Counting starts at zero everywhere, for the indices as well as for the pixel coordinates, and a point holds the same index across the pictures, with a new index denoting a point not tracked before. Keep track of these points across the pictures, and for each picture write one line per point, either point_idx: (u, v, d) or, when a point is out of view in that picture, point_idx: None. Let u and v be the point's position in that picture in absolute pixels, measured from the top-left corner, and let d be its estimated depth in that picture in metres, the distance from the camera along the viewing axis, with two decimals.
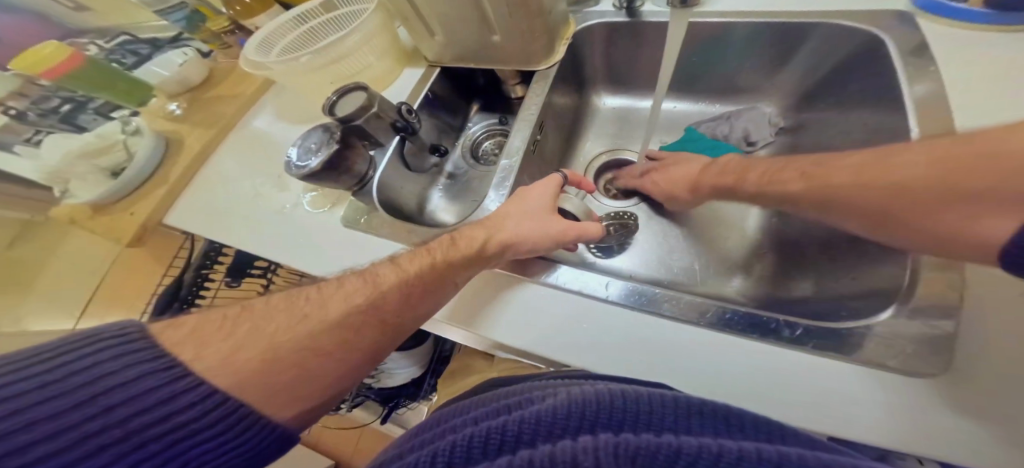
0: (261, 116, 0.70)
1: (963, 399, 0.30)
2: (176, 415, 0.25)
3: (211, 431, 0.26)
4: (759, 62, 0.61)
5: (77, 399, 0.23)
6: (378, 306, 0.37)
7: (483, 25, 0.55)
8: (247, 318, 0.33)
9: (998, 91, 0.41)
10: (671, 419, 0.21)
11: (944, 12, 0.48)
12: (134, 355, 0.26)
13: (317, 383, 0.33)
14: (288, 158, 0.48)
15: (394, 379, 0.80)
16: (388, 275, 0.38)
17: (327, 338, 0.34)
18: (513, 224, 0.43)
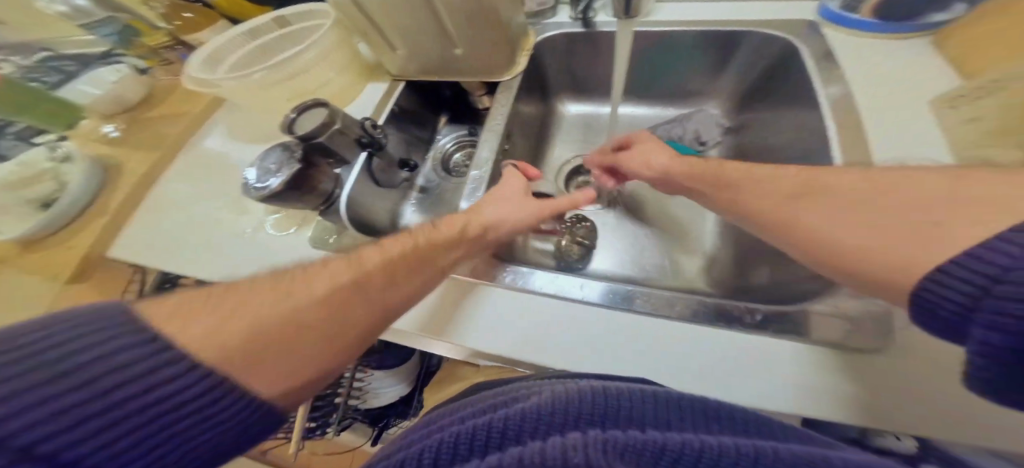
0: (212, 136, 0.66)
1: (904, 366, 0.33)
2: (158, 390, 0.23)
3: (203, 406, 0.25)
4: (704, 68, 0.66)
5: (52, 367, 0.21)
6: (365, 284, 0.35)
7: (445, 40, 0.56)
8: (228, 295, 0.30)
9: (903, 90, 0.47)
10: (654, 412, 0.22)
11: (846, 23, 0.54)
12: (119, 323, 0.24)
13: (308, 362, 0.30)
14: (245, 181, 0.43)
15: (381, 397, 0.76)
16: (380, 254, 0.38)
17: (317, 314, 0.31)
18: (495, 207, 0.45)
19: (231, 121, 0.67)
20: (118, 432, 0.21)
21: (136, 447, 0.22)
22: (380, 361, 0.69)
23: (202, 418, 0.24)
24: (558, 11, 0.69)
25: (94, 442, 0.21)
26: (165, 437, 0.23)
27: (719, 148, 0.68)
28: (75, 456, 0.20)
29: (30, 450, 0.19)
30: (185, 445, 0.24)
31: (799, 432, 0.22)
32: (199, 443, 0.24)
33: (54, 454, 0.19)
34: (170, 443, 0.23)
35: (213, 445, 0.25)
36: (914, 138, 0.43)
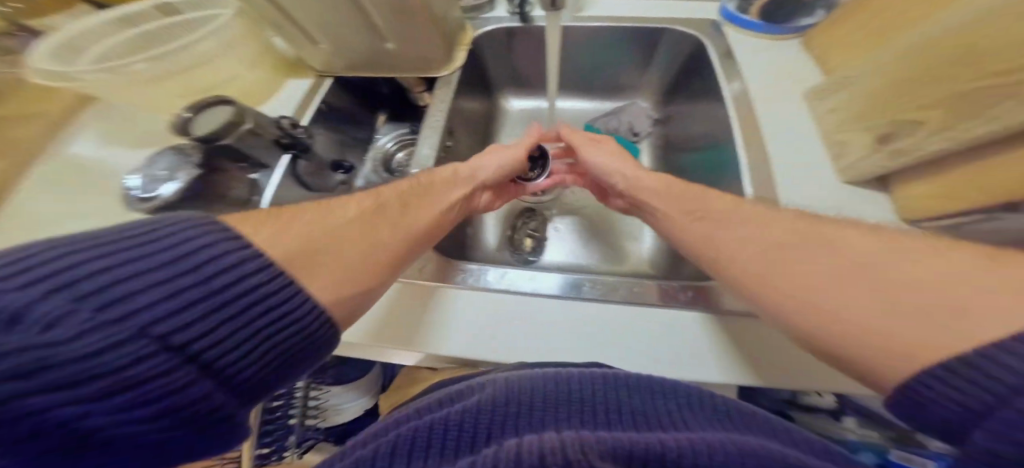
0: (82, 141, 0.55)
1: None
2: (242, 283, 0.25)
3: (280, 306, 0.26)
4: (634, 62, 0.69)
5: (157, 261, 0.23)
6: (383, 211, 0.40)
7: (374, 33, 0.52)
8: (276, 216, 0.34)
9: (803, 81, 0.53)
10: (603, 393, 0.25)
11: (742, 24, 0.59)
12: (206, 228, 0.26)
13: (349, 273, 0.34)
14: (129, 189, 0.39)
15: (343, 417, 0.68)
16: (389, 189, 0.43)
17: (349, 230, 0.36)
18: (473, 159, 0.52)
19: (109, 125, 0.58)
20: (215, 321, 0.23)
21: (228, 339, 0.23)
22: (336, 375, 0.64)
23: (279, 317, 0.26)
24: (495, 6, 0.68)
25: (196, 329, 0.22)
26: (252, 331, 0.25)
27: (650, 138, 0.71)
28: (181, 340, 0.21)
29: (143, 332, 0.20)
30: (269, 343, 0.25)
31: (716, 398, 0.26)
32: (278, 341, 0.26)
33: (164, 337, 0.21)
34: (256, 337, 0.25)
35: (289, 345, 0.27)
36: (801, 128, 0.49)
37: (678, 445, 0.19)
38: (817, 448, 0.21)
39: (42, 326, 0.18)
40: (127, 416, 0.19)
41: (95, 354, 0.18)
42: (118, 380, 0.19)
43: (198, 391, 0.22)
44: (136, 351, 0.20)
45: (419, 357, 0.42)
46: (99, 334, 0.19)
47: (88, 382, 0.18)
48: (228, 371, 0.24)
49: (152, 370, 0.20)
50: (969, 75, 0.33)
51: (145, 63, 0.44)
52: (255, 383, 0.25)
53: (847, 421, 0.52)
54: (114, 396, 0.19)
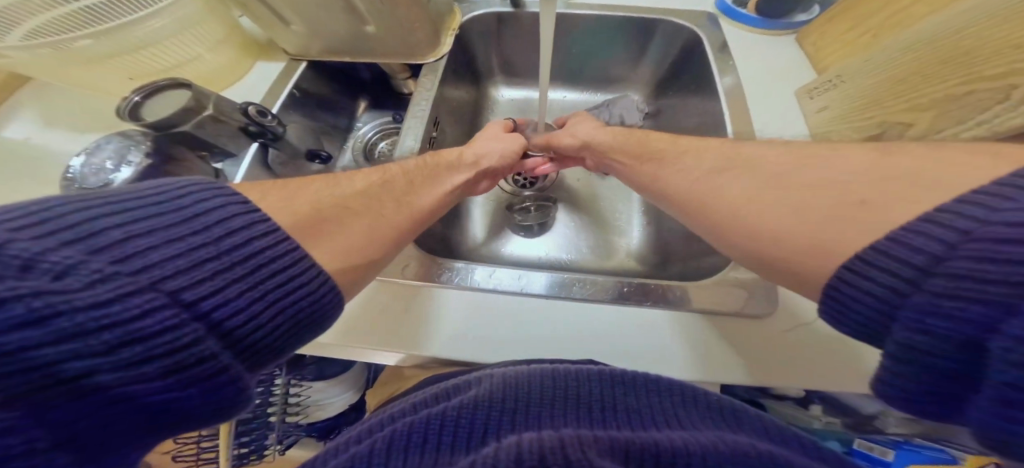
0: (14, 124, 0.52)
1: (791, 331, 0.37)
2: (253, 246, 0.24)
3: (290, 268, 0.25)
4: (627, 52, 0.67)
5: (165, 221, 0.21)
6: (390, 185, 0.39)
7: (352, 15, 0.49)
8: (282, 190, 0.32)
9: (797, 76, 0.52)
10: (598, 390, 0.25)
11: (734, 16, 0.58)
12: (215, 193, 0.24)
13: (356, 245, 0.32)
14: (69, 174, 0.36)
15: (327, 410, 0.67)
16: (396, 167, 0.42)
17: (354, 201, 0.35)
18: (481, 143, 0.51)
19: (54, 108, 0.54)
20: (224, 280, 0.21)
21: (239, 299, 0.22)
22: (318, 371, 0.61)
23: (289, 280, 0.25)
24: None
25: (206, 286, 0.20)
26: (262, 293, 0.23)
27: None
28: (193, 297, 0.20)
29: (152, 285, 0.18)
30: (278, 306, 0.24)
31: (705, 395, 0.25)
32: (287, 306, 0.24)
33: (175, 292, 0.19)
34: (266, 300, 0.23)
35: (298, 312, 0.25)
36: (788, 125, 0.48)
37: (672, 444, 0.19)
38: (806, 447, 0.20)
39: (50, 271, 0.16)
40: (138, 373, 0.17)
41: (103, 304, 0.16)
42: (128, 331, 0.17)
43: (211, 352, 0.19)
44: (146, 303, 0.18)
45: (397, 358, 0.40)
46: (109, 283, 0.17)
47: (97, 332, 0.16)
48: (239, 333, 0.21)
49: (163, 325, 0.18)
50: (960, 77, 0.33)
51: (89, 40, 0.40)
52: (263, 352, 0.23)
53: (813, 408, 0.52)
54: (125, 349, 0.16)
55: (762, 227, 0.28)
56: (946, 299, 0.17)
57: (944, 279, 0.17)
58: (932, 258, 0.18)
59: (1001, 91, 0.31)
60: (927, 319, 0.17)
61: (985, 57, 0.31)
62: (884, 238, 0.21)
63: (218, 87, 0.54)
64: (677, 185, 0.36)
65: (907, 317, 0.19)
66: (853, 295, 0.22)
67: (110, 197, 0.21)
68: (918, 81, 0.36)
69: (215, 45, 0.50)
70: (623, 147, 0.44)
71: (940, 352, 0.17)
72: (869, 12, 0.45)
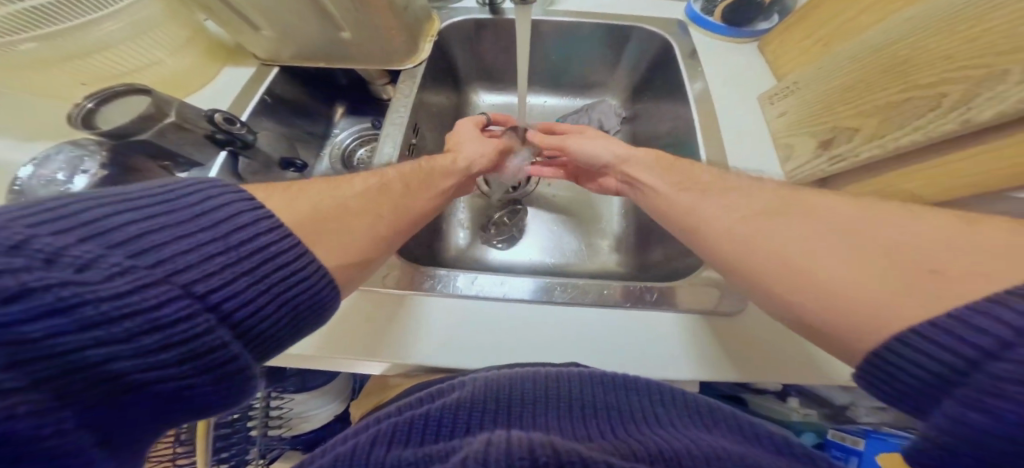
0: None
1: (762, 327, 0.38)
2: (260, 242, 0.23)
3: (294, 263, 0.24)
4: (604, 59, 0.69)
5: (175, 217, 0.21)
6: (388, 189, 0.38)
7: (324, 20, 0.48)
8: (285, 190, 0.31)
9: (762, 83, 0.55)
10: (579, 390, 0.25)
11: (701, 24, 0.60)
12: (221, 189, 0.24)
13: (354, 245, 0.31)
14: (14, 186, 0.34)
15: (311, 423, 0.64)
16: (392, 169, 0.40)
17: (354, 202, 0.34)
18: (472, 146, 0.51)
19: (0, 114, 0.51)
20: (234, 273, 0.21)
21: (248, 290, 0.21)
22: (299, 382, 0.59)
23: (294, 275, 0.24)
24: None
25: (218, 279, 0.20)
26: (270, 286, 0.23)
27: (619, 136, 0.71)
28: (205, 290, 0.19)
29: (167, 277, 0.18)
30: (283, 300, 0.23)
31: (690, 398, 0.25)
32: (292, 299, 0.24)
33: (189, 285, 0.19)
34: (273, 293, 0.23)
35: (303, 305, 0.25)
36: (755, 129, 0.50)
37: (651, 449, 0.19)
38: (773, 443, 0.21)
39: (73, 265, 0.16)
40: (154, 360, 0.17)
41: (123, 295, 0.17)
42: (147, 321, 0.17)
43: (222, 341, 0.20)
44: (161, 295, 0.18)
45: (381, 368, 0.39)
46: (128, 276, 0.17)
47: (119, 321, 0.16)
48: (247, 324, 0.21)
49: (178, 316, 0.18)
50: (899, 86, 0.35)
51: (36, 43, 0.37)
52: (269, 343, 0.23)
53: (792, 401, 0.54)
54: (143, 338, 0.17)
55: (811, 270, 0.27)
56: (1008, 383, 0.17)
57: (1012, 365, 0.17)
58: (1001, 342, 0.18)
59: (934, 100, 0.32)
60: (985, 398, 0.17)
61: (921, 66, 0.34)
62: (942, 314, 0.21)
63: (182, 92, 0.52)
64: (715, 216, 0.35)
65: (965, 396, 0.19)
66: (907, 364, 0.22)
67: (122, 192, 0.21)
68: (863, 89, 0.39)
69: (176, 50, 0.48)
70: (654, 175, 0.43)
71: (994, 432, 0.17)
72: (823, 21, 0.48)
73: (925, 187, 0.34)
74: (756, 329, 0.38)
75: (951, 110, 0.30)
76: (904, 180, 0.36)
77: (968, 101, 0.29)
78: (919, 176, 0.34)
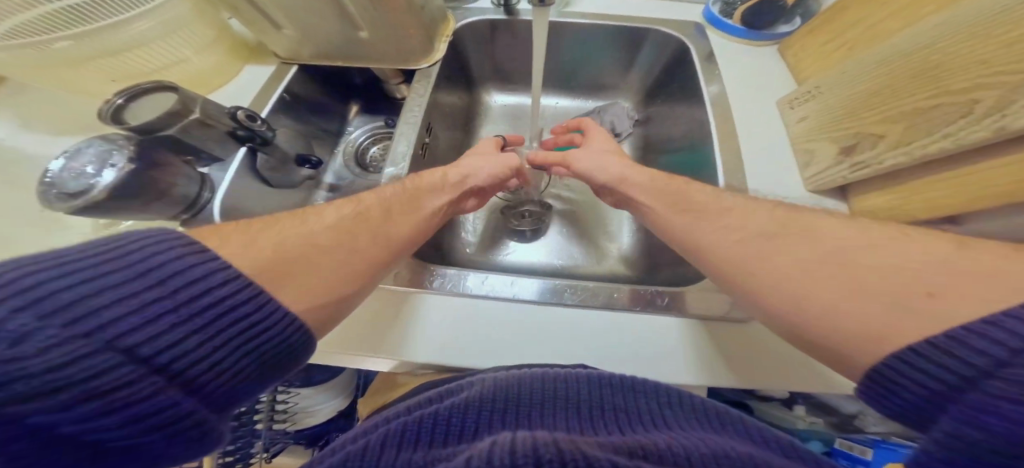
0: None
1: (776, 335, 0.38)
2: (216, 296, 0.24)
3: (252, 315, 0.25)
4: (617, 61, 0.68)
5: (126, 276, 0.22)
6: (367, 217, 0.37)
7: (345, 20, 0.49)
8: (253, 229, 0.32)
9: (780, 87, 0.54)
10: (587, 390, 0.25)
11: (719, 26, 0.59)
12: (178, 242, 0.25)
13: (325, 281, 0.31)
14: (45, 179, 0.34)
15: (315, 417, 0.65)
16: (371, 196, 0.40)
17: (326, 237, 0.34)
18: (466, 162, 0.50)
19: (32, 108, 0.53)
20: (182, 333, 0.22)
21: (197, 349, 0.22)
22: (305, 377, 0.60)
23: (251, 327, 0.25)
24: None
25: (164, 340, 0.21)
26: (223, 342, 0.23)
27: (631, 139, 0.71)
28: (150, 352, 0.21)
29: (109, 343, 0.19)
30: (240, 353, 0.24)
31: (702, 401, 0.25)
32: (251, 349, 0.25)
33: (131, 349, 0.20)
34: (228, 348, 0.24)
35: (265, 354, 0.26)
36: (773, 134, 0.50)
37: (658, 447, 0.19)
38: (785, 447, 0.21)
39: (7, 339, 0.17)
40: (99, 425, 0.19)
41: (57, 368, 0.18)
42: (83, 390, 0.18)
43: (169, 402, 0.21)
44: (101, 363, 0.19)
45: (392, 364, 0.40)
46: (65, 346, 0.18)
47: (52, 393, 0.18)
48: (200, 380, 0.23)
49: (118, 382, 0.19)
50: (928, 91, 0.34)
51: (69, 42, 0.39)
52: (229, 394, 0.24)
53: (798, 408, 0.53)
54: (83, 406, 0.18)
55: (816, 301, 0.28)
56: (1006, 401, 0.18)
57: (1008, 384, 0.18)
58: (996, 361, 0.19)
59: (966, 106, 0.31)
60: (981, 415, 0.19)
61: (954, 72, 0.32)
62: (940, 335, 0.22)
63: (205, 89, 0.53)
64: (714, 242, 0.35)
65: (959, 412, 0.20)
66: (908, 382, 0.23)
67: (83, 250, 0.22)
68: (889, 94, 0.38)
69: (202, 48, 0.49)
70: (655, 182, 0.43)
71: (979, 445, 0.18)
72: (848, 24, 0.47)
73: (952, 195, 0.33)
74: (768, 337, 0.37)
75: (984, 117, 0.30)
76: (930, 187, 0.35)
77: (1002, 108, 0.28)
78: (947, 184, 0.33)
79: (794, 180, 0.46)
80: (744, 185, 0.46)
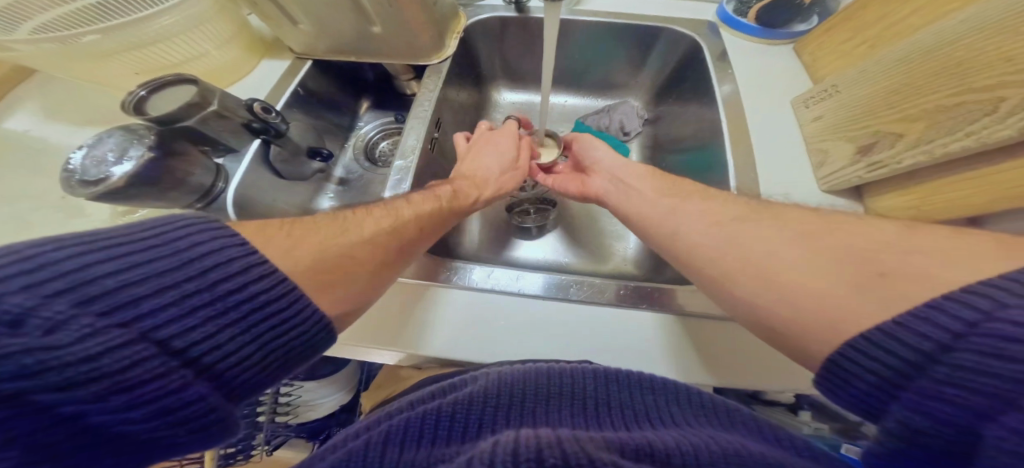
0: (15, 116, 0.53)
1: None
2: (249, 291, 0.24)
3: (283, 311, 0.26)
4: (628, 60, 0.68)
5: (161, 267, 0.22)
6: (399, 233, 0.38)
7: (360, 15, 0.49)
8: (283, 232, 0.31)
9: (795, 86, 0.53)
10: (592, 387, 0.25)
11: (733, 24, 0.59)
12: (211, 235, 0.25)
13: (350, 295, 0.32)
14: (68, 166, 0.36)
15: (318, 411, 0.66)
16: (406, 209, 0.40)
17: (361, 251, 0.34)
18: (490, 163, 0.53)
19: (58, 100, 0.54)
20: (217, 326, 0.23)
21: (230, 342, 0.23)
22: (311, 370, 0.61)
23: (280, 324, 0.25)
24: None
25: (197, 333, 0.22)
26: (255, 336, 0.24)
27: (640, 138, 0.71)
28: (183, 343, 0.21)
29: (145, 335, 0.20)
30: (269, 348, 0.25)
31: (701, 395, 0.25)
32: (277, 346, 0.25)
33: (166, 340, 0.20)
34: (259, 342, 0.24)
35: (291, 351, 0.26)
36: (786, 133, 0.49)
37: (666, 446, 0.19)
38: (799, 447, 0.21)
39: (39, 326, 0.17)
40: (129, 418, 0.19)
41: (94, 357, 0.18)
42: (116, 382, 0.18)
43: (199, 395, 0.21)
44: (138, 353, 0.19)
45: (399, 355, 0.40)
46: (100, 336, 0.18)
47: (89, 383, 0.17)
48: (229, 374, 0.23)
49: (151, 374, 0.19)
50: (951, 89, 0.34)
51: (96, 36, 0.40)
52: (252, 387, 0.24)
53: (803, 414, 0.53)
54: (117, 398, 0.18)
55: None
56: (951, 387, 0.18)
57: (950, 368, 0.18)
58: (940, 345, 0.19)
59: (990, 104, 0.30)
60: (930, 402, 0.19)
61: (979, 69, 0.32)
62: (889, 321, 0.22)
63: (221, 83, 0.54)
64: (697, 242, 0.35)
65: (911, 400, 0.20)
66: (858, 369, 0.23)
67: (115, 239, 0.22)
68: (911, 92, 0.37)
69: (222, 43, 0.50)
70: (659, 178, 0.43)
71: (936, 434, 0.19)
72: (868, 22, 0.46)
73: (971, 196, 0.32)
74: None
75: (1008, 115, 0.29)
76: (950, 188, 0.34)
77: None
78: (965, 185, 0.33)
79: (807, 180, 0.45)
80: (755, 185, 0.45)
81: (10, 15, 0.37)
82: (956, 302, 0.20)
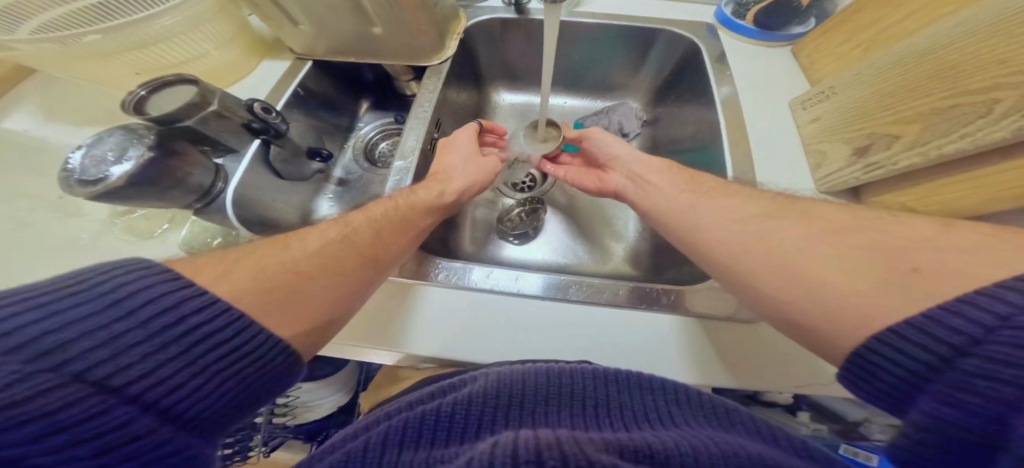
0: (14, 116, 0.52)
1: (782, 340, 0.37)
2: (187, 322, 0.24)
3: (231, 340, 0.26)
4: (627, 61, 0.68)
5: (89, 310, 0.22)
6: (353, 241, 0.37)
7: (360, 16, 0.49)
8: (222, 263, 0.31)
9: (793, 88, 0.53)
10: (592, 388, 0.25)
11: (732, 26, 0.59)
12: (139, 273, 0.25)
13: (307, 309, 0.32)
14: (68, 165, 0.36)
15: (315, 411, 0.66)
16: (358, 218, 0.40)
17: (309, 265, 0.34)
18: (456, 160, 0.51)
19: (58, 100, 0.54)
20: (158, 361, 0.22)
21: (174, 376, 0.23)
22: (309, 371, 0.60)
23: (230, 351, 0.25)
24: None
25: (136, 370, 0.22)
26: (202, 367, 0.24)
27: (639, 139, 0.71)
28: (121, 382, 0.21)
29: (78, 376, 0.20)
30: (221, 378, 0.24)
31: (699, 395, 0.25)
32: (232, 374, 0.25)
33: (102, 380, 0.20)
34: (208, 372, 0.24)
35: (249, 378, 0.26)
36: (784, 135, 0.49)
37: (664, 447, 0.19)
38: (795, 447, 0.21)
39: None
40: (75, 456, 0.18)
41: (22, 402, 0.18)
42: (53, 422, 0.18)
43: (148, 428, 0.21)
44: (70, 395, 0.19)
45: (398, 356, 0.40)
46: (28, 381, 0.18)
47: (22, 426, 0.17)
48: (179, 408, 0.22)
49: (91, 412, 0.19)
50: (944, 91, 0.34)
51: (97, 36, 0.40)
52: (211, 419, 0.24)
53: (801, 414, 0.53)
54: (58, 437, 0.18)
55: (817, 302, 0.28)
56: (979, 379, 0.19)
57: (978, 362, 0.19)
58: (970, 339, 0.19)
59: (984, 106, 0.31)
60: (958, 394, 0.19)
61: (972, 72, 0.32)
62: (919, 314, 0.22)
63: (222, 84, 0.54)
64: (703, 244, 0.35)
65: (938, 392, 0.20)
66: (886, 363, 0.23)
67: (36, 291, 0.22)
68: (905, 95, 0.37)
69: (222, 43, 0.50)
70: (655, 181, 0.44)
71: (964, 425, 0.19)
72: (865, 25, 0.46)
73: (967, 197, 0.33)
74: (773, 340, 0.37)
75: (1002, 117, 0.29)
76: (945, 189, 0.34)
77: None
78: (962, 186, 0.33)
79: (805, 182, 0.46)
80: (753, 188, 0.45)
81: (13, 14, 0.37)
82: (989, 297, 0.20)
